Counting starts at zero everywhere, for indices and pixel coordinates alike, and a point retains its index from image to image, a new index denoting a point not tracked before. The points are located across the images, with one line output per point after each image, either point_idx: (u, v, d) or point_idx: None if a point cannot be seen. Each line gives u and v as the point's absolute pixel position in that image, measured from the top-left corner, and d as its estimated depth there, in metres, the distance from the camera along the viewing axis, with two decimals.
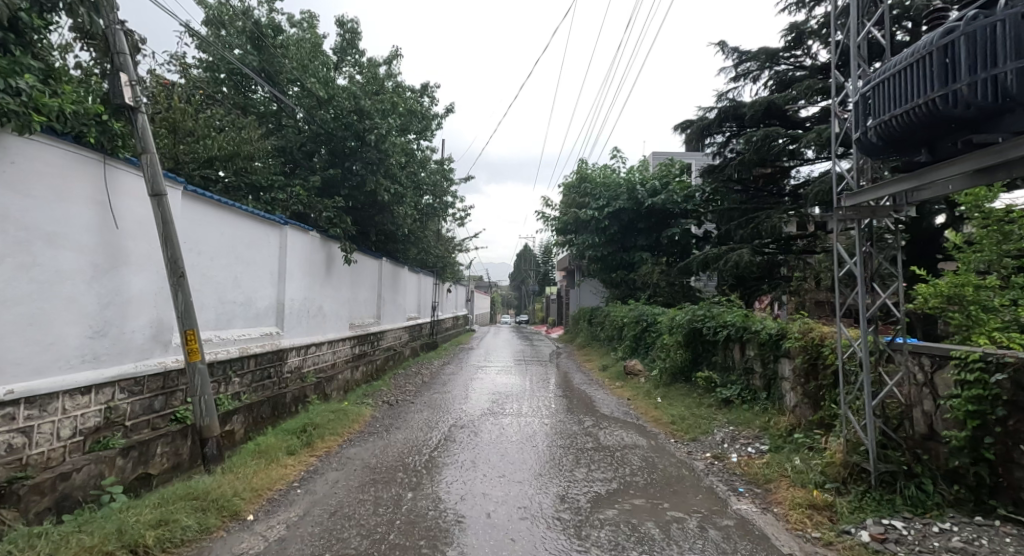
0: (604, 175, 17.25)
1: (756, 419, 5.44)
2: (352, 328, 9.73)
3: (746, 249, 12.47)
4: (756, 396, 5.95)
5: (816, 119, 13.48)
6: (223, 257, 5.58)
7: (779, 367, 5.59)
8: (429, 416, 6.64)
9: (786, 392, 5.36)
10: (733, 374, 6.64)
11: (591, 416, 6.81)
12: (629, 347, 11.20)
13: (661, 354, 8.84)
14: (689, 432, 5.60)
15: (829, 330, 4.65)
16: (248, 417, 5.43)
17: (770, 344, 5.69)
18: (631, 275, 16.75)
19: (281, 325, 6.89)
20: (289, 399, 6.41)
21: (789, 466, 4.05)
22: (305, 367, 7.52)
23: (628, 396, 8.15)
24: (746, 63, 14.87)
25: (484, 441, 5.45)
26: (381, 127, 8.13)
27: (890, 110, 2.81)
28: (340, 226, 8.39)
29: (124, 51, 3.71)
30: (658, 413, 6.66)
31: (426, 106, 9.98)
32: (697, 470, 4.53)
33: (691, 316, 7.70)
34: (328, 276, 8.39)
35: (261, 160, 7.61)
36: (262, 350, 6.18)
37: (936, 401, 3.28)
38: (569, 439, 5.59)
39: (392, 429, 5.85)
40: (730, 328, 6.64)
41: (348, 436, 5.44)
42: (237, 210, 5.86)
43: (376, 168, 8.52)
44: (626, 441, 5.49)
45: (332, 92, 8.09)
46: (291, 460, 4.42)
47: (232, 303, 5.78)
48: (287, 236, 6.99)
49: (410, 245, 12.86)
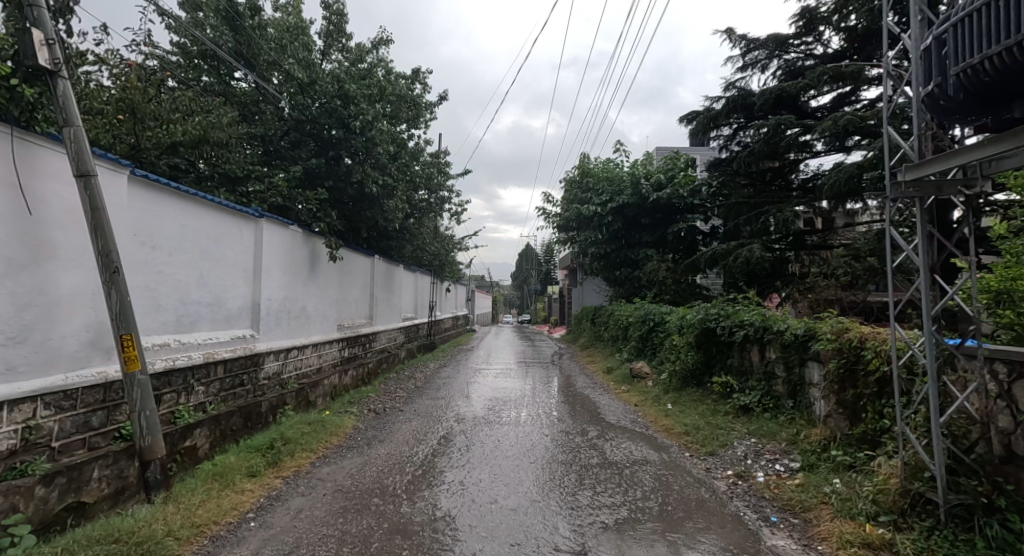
0: (607, 170, 16.65)
1: (781, 430, 4.83)
2: (340, 330, 9.14)
3: (757, 245, 11.87)
4: (779, 403, 5.35)
5: (829, 109, 12.87)
6: (185, 252, 5.01)
7: (808, 371, 4.98)
8: (418, 426, 6.05)
9: (816, 399, 4.74)
10: (751, 378, 6.03)
11: (596, 425, 6.22)
12: (635, 348, 10.62)
13: (670, 356, 8.26)
14: (706, 445, 5.01)
15: (870, 330, 4.03)
16: (213, 430, 4.97)
17: (796, 346, 5.09)
18: (636, 272, 16.13)
19: (256, 327, 6.31)
20: (264, 408, 5.94)
21: (830, 491, 3.45)
22: (285, 373, 6.94)
23: (635, 402, 7.55)
24: (754, 51, 14.26)
25: (478, 456, 4.86)
26: (367, 114, 7.56)
27: (988, 49, 2.19)
28: (325, 220, 7.81)
29: (39, 3, 3.13)
30: (669, 422, 6.07)
31: (417, 94, 9.40)
32: (719, 493, 3.93)
33: (703, 315, 7.10)
34: (311, 273, 7.80)
35: (237, 149, 7.03)
36: (231, 355, 5.59)
37: (1018, 417, 2.67)
38: (574, 453, 5.02)
39: (374, 443, 5.25)
40: (748, 328, 6.03)
41: (324, 451, 4.85)
42: (203, 200, 5.31)
43: (361, 157, 7.94)
44: (637, 456, 4.90)
45: (314, 75, 7.50)
46: (251, 484, 3.83)
47: (197, 304, 5.20)
48: (262, 230, 6.40)
49: (404, 242, 12.29)
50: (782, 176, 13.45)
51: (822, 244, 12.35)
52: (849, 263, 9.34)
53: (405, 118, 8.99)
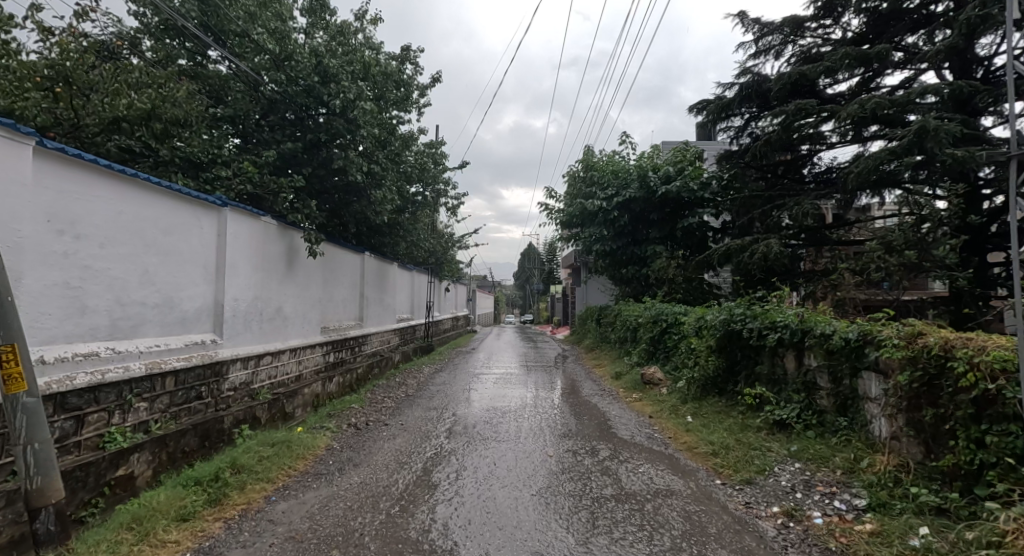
0: (611, 162, 15.79)
1: (832, 454, 4.03)
2: (324, 333, 8.37)
3: (774, 240, 11.11)
4: (825, 420, 4.53)
5: (849, 96, 12.05)
6: (124, 242, 4.26)
7: (862, 383, 4.17)
8: (404, 445, 5.25)
9: (876, 417, 3.94)
10: (786, 388, 5.23)
11: (607, 442, 5.44)
12: (646, 351, 9.80)
13: (688, 360, 7.47)
14: (741, 472, 4.23)
15: (956, 335, 3.24)
16: (155, 454, 4.26)
17: (843, 353, 4.29)
18: (643, 270, 15.33)
19: (219, 332, 5.53)
20: (226, 424, 5.24)
21: (921, 548, 2.66)
22: (256, 382, 6.18)
23: (649, 414, 6.74)
24: (768, 37, 13.46)
25: (469, 487, 4.06)
26: (348, 92, 6.84)
27: None
28: (302, 211, 7.05)
29: None
30: (692, 442, 5.25)
31: (407, 75, 8.67)
32: (770, 542, 3.11)
33: (726, 315, 6.28)
34: (286, 270, 7.00)
35: (199, 130, 6.24)
36: (184, 365, 4.82)
37: None
38: (582, 482, 4.20)
39: (347, 469, 4.45)
40: (783, 331, 5.20)
41: (283, 482, 4.04)
42: (149, 184, 4.54)
43: (343, 141, 7.20)
44: (659, 486, 4.09)
45: (290, 49, 6.79)
46: (177, 534, 3.08)
47: (141, 305, 4.44)
48: (225, 220, 5.60)
49: (396, 238, 11.50)
50: (795, 169, 12.74)
51: (843, 239, 11.57)
52: (881, 257, 8.32)
53: (392, 100, 8.27)
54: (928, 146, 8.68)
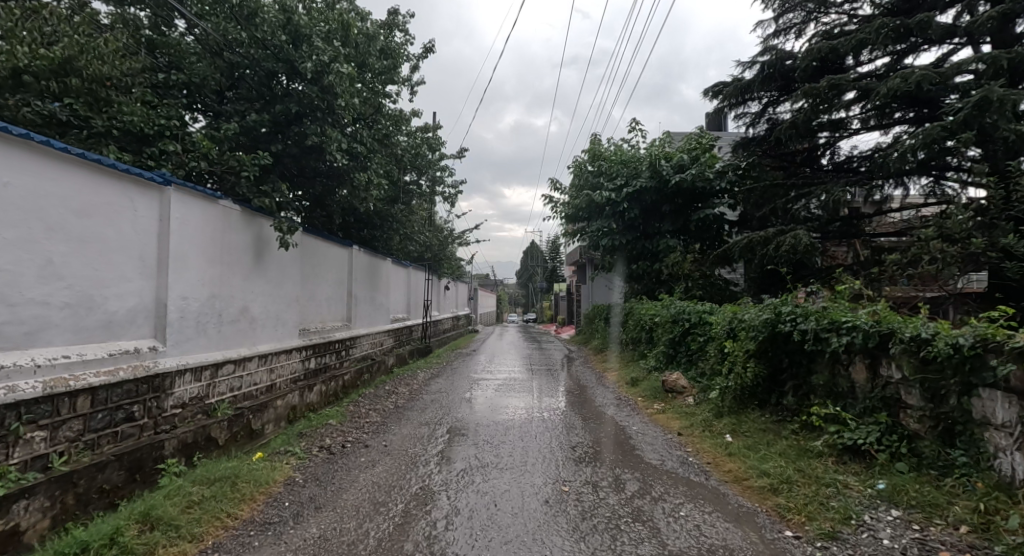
0: (620, 151, 14.70)
1: (948, 500, 3.02)
2: (304, 335, 7.40)
3: (803, 230, 10.07)
4: (920, 449, 3.52)
5: (879, 75, 11.02)
6: (13, 223, 3.27)
7: (980, 404, 3.15)
8: (386, 477, 4.24)
9: (1009, 450, 2.94)
10: (853, 404, 4.23)
11: (632, 471, 4.44)
12: (665, 354, 8.76)
13: (720, 366, 6.47)
14: (818, 518, 3.24)
15: None
16: (54, 499, 3.29)
17: (949, 366, 3.28)
18: (654, 265, 14.26)
19: (160, 338, 4.52)
20: (166, 451, 4.25)
21: None
22: (212, 397, 5.19)
23: (678, 429, 5.75)
24: (788, 15, 12.43)
25: (461, 546, 3.04)
26: (322, 54, 5.85)
27: None
28: (272, 195, 6.04)
29: None
30: (740, 472, 4.23)
31: (394, 45, 7.68)
32: None
33: (771, 315, 5.27)
34: (251, 263, 5.99)
35: (142, 97, 5.23)
36: (109, 379, 3.86)
37: None
38: (610, 534, 3.19)
39: (305, 515, 3.46)
40: (852, 335, 4.17)
41: (215, 540, 3.08)
42: (54, 149, 3.54)
43: (318, 115, 6.22)
44: (711, 542, 3.09)
45: (255, 5, 5.86)
46: None
47: (44, 304, 3.47)
48: (168, 200, 4.57)
49: (387, 231, 10.49)
50: (816, 157, 11.73)
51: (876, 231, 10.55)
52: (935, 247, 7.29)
53: (372, 71, 7.26)
54: (990, 118, 7.60)
